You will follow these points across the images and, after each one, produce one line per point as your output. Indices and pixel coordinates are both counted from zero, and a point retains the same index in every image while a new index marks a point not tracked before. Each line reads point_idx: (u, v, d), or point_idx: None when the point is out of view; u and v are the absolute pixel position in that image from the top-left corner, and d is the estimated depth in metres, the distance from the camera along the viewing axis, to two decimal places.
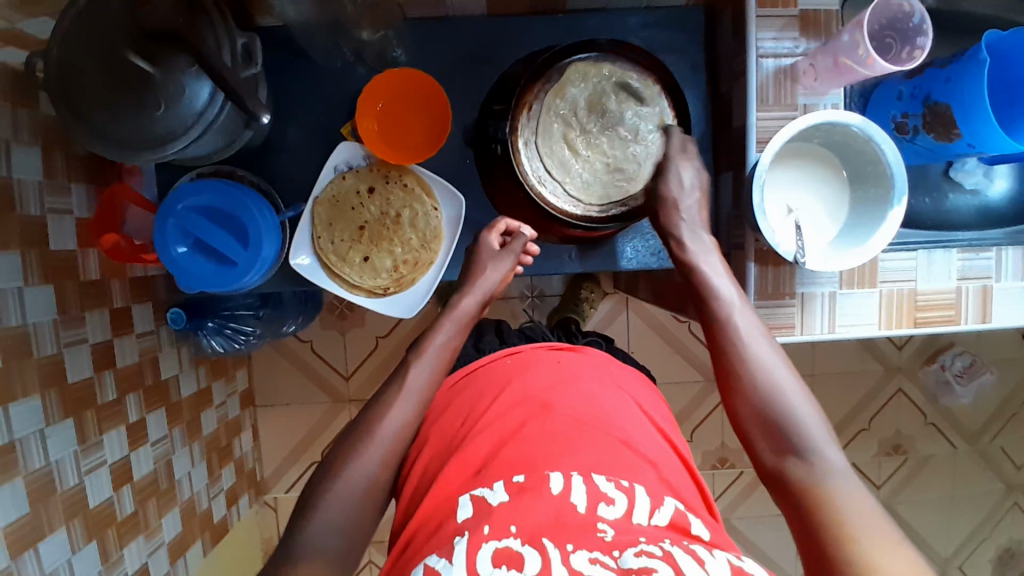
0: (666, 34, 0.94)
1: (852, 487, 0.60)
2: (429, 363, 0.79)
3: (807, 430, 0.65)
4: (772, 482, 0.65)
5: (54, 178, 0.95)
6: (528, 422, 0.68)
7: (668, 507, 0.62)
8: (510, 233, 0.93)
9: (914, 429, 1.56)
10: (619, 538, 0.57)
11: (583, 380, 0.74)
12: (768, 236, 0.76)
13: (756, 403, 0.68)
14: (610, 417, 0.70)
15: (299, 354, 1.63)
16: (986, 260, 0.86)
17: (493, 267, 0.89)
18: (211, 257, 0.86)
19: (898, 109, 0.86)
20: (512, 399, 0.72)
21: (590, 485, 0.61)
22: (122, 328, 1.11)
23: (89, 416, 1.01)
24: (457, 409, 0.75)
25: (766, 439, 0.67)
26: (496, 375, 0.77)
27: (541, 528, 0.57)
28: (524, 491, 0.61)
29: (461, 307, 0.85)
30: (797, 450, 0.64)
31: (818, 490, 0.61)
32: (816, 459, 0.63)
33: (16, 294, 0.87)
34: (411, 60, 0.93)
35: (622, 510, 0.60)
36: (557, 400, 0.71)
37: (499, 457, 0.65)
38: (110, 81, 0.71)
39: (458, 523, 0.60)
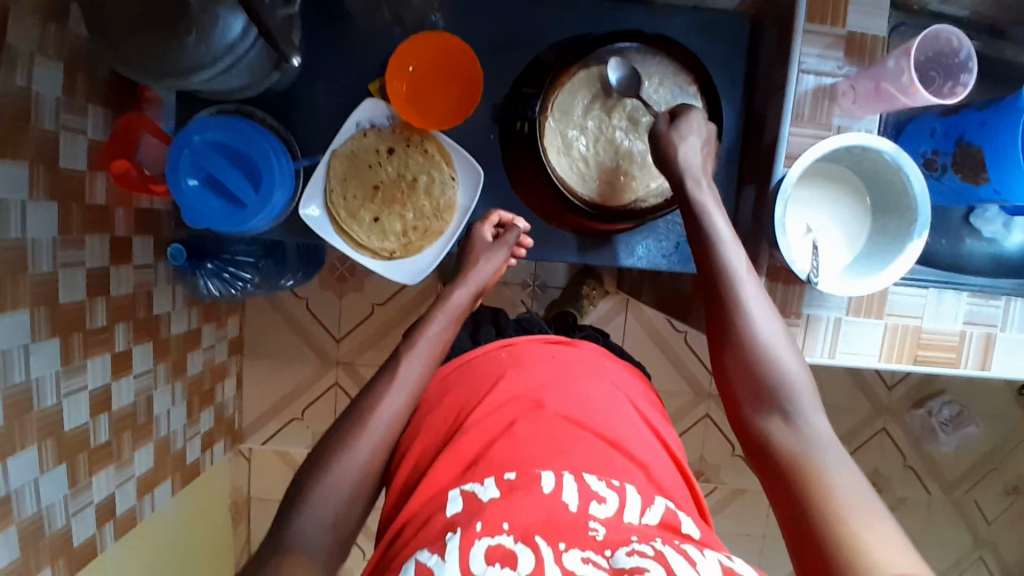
0: (709, 38, 0.92)
1: (837, 456, 0.60)
2: (423, 352, 0.78)
3: (795, 391, 0.65)
4: (755, 446, 0.66)
5: (73, 97, 0.94)
6: (520, 418, 0.68)
7: (659, 506, 0.62)
8: (502, 225, 0.92)
9: (892, 470, 1.56)
10: (610, 538, 0.57)
11: (577, 377, 0.74)
12: (784, 253, 0.75)
13: (751, 361, 0.67)
14: (601, 417, 0.69)
15: (294, 310, 1.62)
16: (994, 309, 0.86)
17: (485, 259, 0.88)
18: (221, 196, 0.85)
19: (928, 146, 0.85)
20: (505, 394, 0.71)
21: (582, 484, 0.61)
22: (121, 257, 1.10)
23: (75, 339, 1.00)
24: (452, 400, 0.74)
25: (753, 398, 0.67)
26: (489, 368, 0.76)
27: (533, 526, 0.56)
28: (515, 488, 0.60)
29: (454, 299, 0.85)
30: (783, 410, 0.65)
31: (801, 454, 0.61)
32: (804, 423, 0.64)
33: (19, 207, 0.86)
34: (450, 27, 0.92)
35: (613, 508, 0.60)
36: (549, 397, 0.70)
37: (490, 453, 0.64)
38: (144, 6, 0.70)
39: (447, 518, 0.60)
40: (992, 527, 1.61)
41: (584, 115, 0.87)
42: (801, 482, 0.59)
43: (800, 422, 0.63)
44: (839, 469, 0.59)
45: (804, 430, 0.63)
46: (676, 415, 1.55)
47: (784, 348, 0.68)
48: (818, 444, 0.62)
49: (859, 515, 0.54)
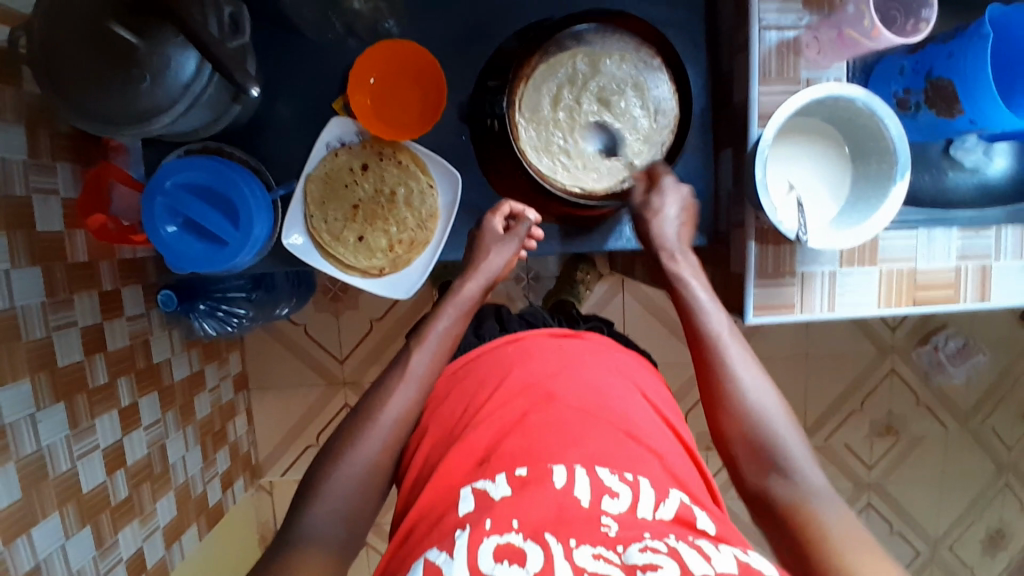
0: (666, 7, 0.91)
1: (838, 510, 0.64)
2: (430, 348, 0.78)
3: (787, 446, 0.69)
4: (758, 504, 0.68)
5: (38, 157, 0.93)
6: (531, 413, 0.67)
7: (674, 499, 0.62)
8: (513, 216, 0.90)
9: (906, 410, 1.57)
10: (623, 533, 0.56)
11: (585, 369, 0.74)
12: (769, 213, 0.74)
13: (743, 423, 0.71)
14: (613, 407, 0.69)
15: (293, 337, 1.62)
16: (986, 239, 0.86)
17: (496, 252, 0.87)
18: (201, 236, 0.84)
19: (899, 85, 0.84)
20: (513, 388, 0.71)
21: (594, 478, 0.61)
22: (112, 312, 1.09)
23: (80, 400, 1.00)
24: (459, 397, 0.74)
25: (751, 461, 0.70)
26: (497, 364, 0.76)
27: (544, 523, 0.56)
28: (527, 484, 0.60)
29: (463, 292, 0.84)
30: (778, 466, 0.68)
31: (804, 511, 0.64)
32: (799, 477, 0.67)
33: (2, 277, 0.85)
34: (405, 34, 0.91)
35: (625, 504, 0.59)
36: (560, 391, 0.70)
37: (501, 449, 0.64)
38: (92, 55, 0.69)
39: (458, 516, 0.59)
40: (1014, 452, 1.62)
41: (555, 106, 0.85)
42: (806, 540, 0.62)
43: (795, 476, 0.67)
44: (838, 520, 0.63)
45: (799, 483, 0.66)
46: (687, 386, 1.55)
47: (770, 402, 0.72)
48: (813, 497, 0.65)
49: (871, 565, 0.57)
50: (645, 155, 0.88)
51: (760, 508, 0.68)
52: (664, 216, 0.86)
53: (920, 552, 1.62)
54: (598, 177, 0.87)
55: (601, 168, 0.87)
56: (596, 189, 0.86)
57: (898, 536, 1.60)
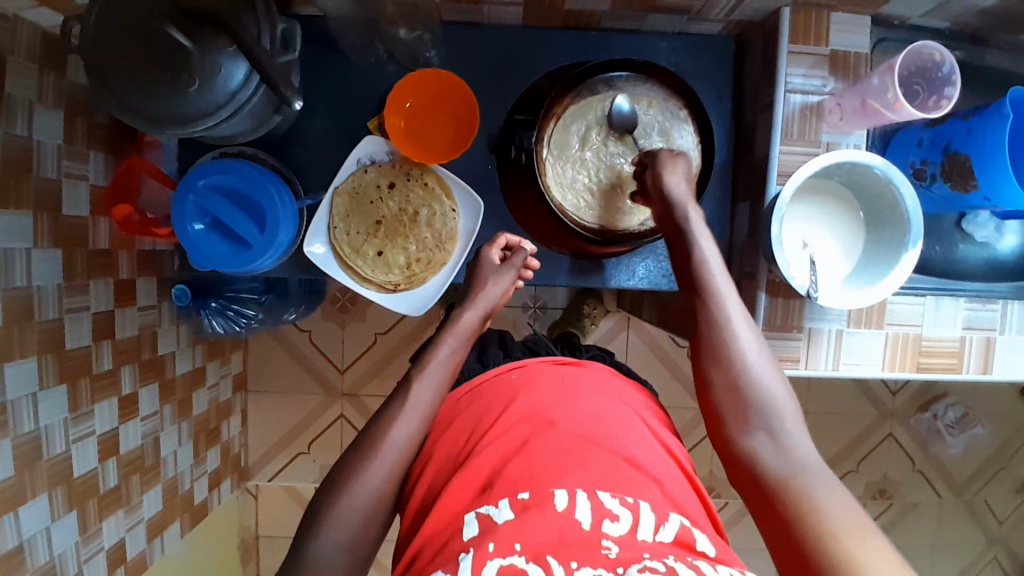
0: (695, 61, 0.95)
1: (826, 480, 0.63)
2: (433, 378, 0.79)
3: (779, 411, 0.68)
4: (737, 460, 0.68)
5: (73, 144, 0.96)
6: (532, 438, 0.68)
7: (673, 523, 0.62)
8: (511, 248, 0.93)
9: (901, 475, 1.56)
10: (624, 555, 0.57)
11: (587, 397, 0.74)
12: (782, 268, 0.76)
13: (736, 388, 0.69)
14: (613, 434, 0.70)
15: (296, 343, 1.63)
16: (992, 312, 0.87)
17: (495, 282, 0.89)
18: (226, 238, 0.86)
19: (917, 155, 0.87)
20: (516, 414, 0.72)
21: (595, 502, 0.61)
22: (125, 300, 1.11)
23: (83, 385, 1.01)
24: (462, 422, 0.75)
25: (739, 422, 0.68)
26: (501, 389, 0.77)
27: (545, 546, 0.58)
28: (529, 507, 0.61)
29: (462, 322, 0.85)
30: (768, 429, 0.67)
31: (791, 480, 0.64)
32: (789, 447, 0.66)
33: (24, 256, 0.87)
34: (443, 63, 0.94)
35: (627, 526, 0.60)
36: (561, 416, 0.71)
37: (504, 473, 0.65)
38: (144, 58, 0.72)
39: (464, 540, 0.61)
40: (1006, 528, 1.61)
41: (583, 145, 0.88)
42: (793, 510, 0.61)
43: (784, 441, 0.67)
44: (825, 488, 0.62)
45: (789, 449, 0.66)
46: (683, 430, 1.55)
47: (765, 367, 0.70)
48: (799, 462, 0.65)
49: (857, 542, 0.57)
50: None
51: (740, 465, 0.68)
52: (676, 177, 0.80)
53: None
54: (620, 217, 0.90)
55: (625, 208, 0.90)
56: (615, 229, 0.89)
57: None
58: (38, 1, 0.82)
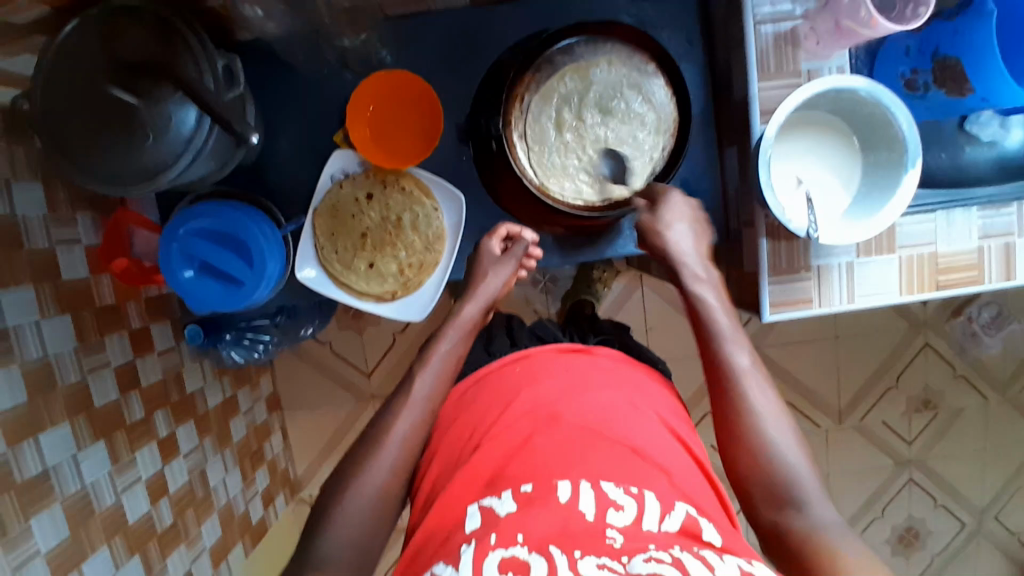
0: (658, 7, 0.90)
1: (851, 543, 0.61)
2: (434, 371, 0.80)
3: (805, 485, 0.67)
4: (771, 543, 0.66)
5: (58, 211, 0.96)
6: (536, 433, 0.69)
7: (679, 512, 0.61)
8: (512, 238, 0.92)
9: (943, 383, 1.53)
10: (627, 545, 0.56)
11: (593, 387, 0.74)
12: (779, 215, 0.73)
13: (758, 452, 0.69)
14: (617, 423, 0.70)
15: (319, 356, 1.65)
16: (1008, 217, 0.83)
17: (494, 273, 0.89)
18: (218, 278, 0.86)
19: (906, 66, 0.81)
20: (520, 410, 0.72)
21: (599, 492, 0.61)
22: (143, 348, 1.12)
23: (119, 437, 1.03)
24: (465, 420, 0.75)
25: (766, 497, 0.67)
26: (505, 383, 0.77)
27: (548, 537, 0.57)
28: (532, 501, 0.61)
29: (463, 315, 0.86)
30: (794, 502, 0.66)
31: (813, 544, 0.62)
32: (812, 510, 0.65)
33: (33, 328, 0.89)
34: (398, 60, 0.91)
35: (631, 516, 0.60)
36: (566, 409, 0.71)
37: (508, 470, 0.66)
38: (94, 122, 0.70)
39: (465, 534, 0.61)
40: None
41: (555, 125, 0.85)
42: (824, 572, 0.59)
43: (808, 510, 0.65)
44: (855, 549, 0.60)
45: (811, 515, 0.64)
46: None
47: (780, 423, 0.71)
48: (826, 529, 0.63)
49: None
50: (658, 152, 0.87)
51: (775, 547, 0.65)
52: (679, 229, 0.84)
53: (966, 526, 1.59)
54: (616, 185, 0.87)
55: (615, 174, 0.87)
56: (613, 198, 0.87)
57: (941, 510, 1.57)
58: None
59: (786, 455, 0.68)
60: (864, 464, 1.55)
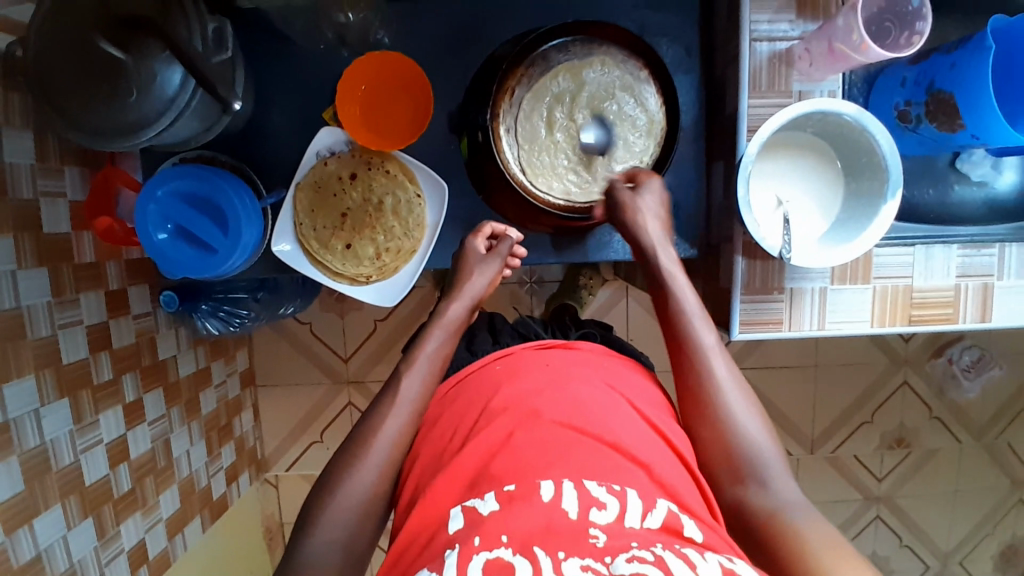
0: (660, 16, 0.90)
1: (810, 519, 0.63)
2: (420, 371, 0.78)
3: (766, 458, 0.69)
4: (729, 515, 0.68)
5: (47, 161, 0.96)
6: (517, 430, 0.67)
7: (660, 509, 0.61)
8: (495, 236, 0.92)
9: (918, 423, 1.52)
10: (611, 543, 0.56)
11: (574, 382, 0.73)
12: (751, 229, 0.72)
13: (722, 430, 0.71)
14: (598, 420, 0.68)
15: (299, 335, 1.64)
16: (988, 257, 0.83)
17: (479, 273, 0.88)
18: (193, 243, 0.85)
19: (901, 96, 0.81)
20: (501, 404, 0.71)
21: (581, 491, 0.60)
22: (118, 310, 1.12)
23: (85, 396, 1.03)
24: (447, 418, 0.75)
25: (729, 473, 0.69)
26: (487, 381, 0.76)
27: (532, 536, 0.57)
28: (514, 499, 0.60)
29: (449, 315, 0.85)
30: (756, 476, 0.67)
31: (777, 522, 0.64)
32: (775, 486, 0.67)
33: (10, 278, 0.89)
34: (395, 43, 0.90)
35: (613, 514, 0.59)
36: (546, 405, 0.70)
37: (490, 467, 0.64)
38: (80, 70, 0.70)
39: (448, 535, 0.60)
40: None
41: (546, 122, 0.84)
42: (782, 550, 0.61)
43: (769, 485, 0.67)
44: (813, 527, 0.62)
45: (772, 489, 0.66)
46: None
47: (740, 400, 0.72)
48: (786, 507, 0.65)
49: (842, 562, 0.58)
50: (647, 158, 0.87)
51: (736, 522, 0.67)
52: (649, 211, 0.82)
53: (928, 567, 1.59)
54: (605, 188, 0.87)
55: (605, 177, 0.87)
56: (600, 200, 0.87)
57: (906, 550, 1.57)
58: None
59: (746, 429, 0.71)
60: (833, 497, 1.54)
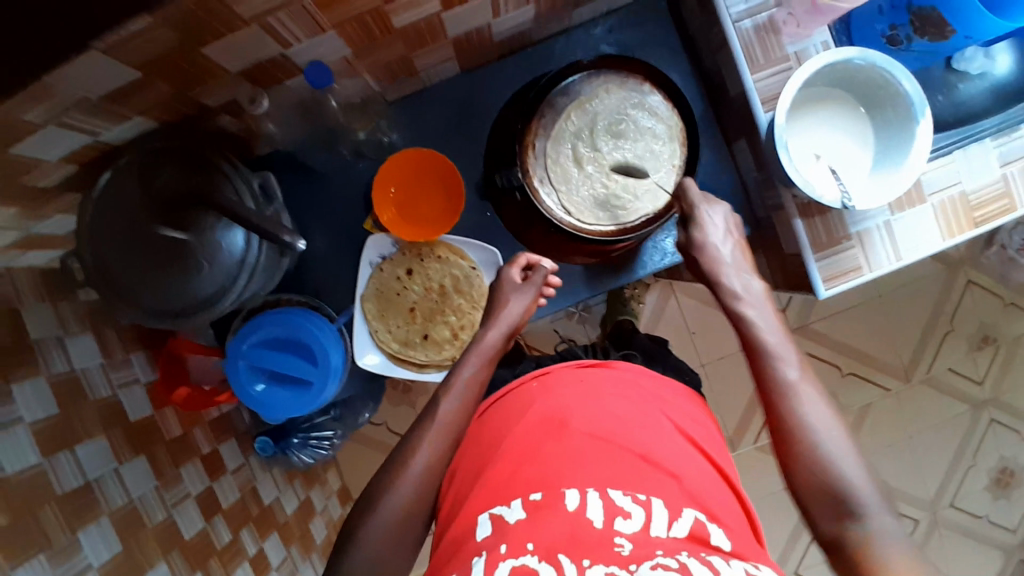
0: (634, 32, 0.95)
1: (910, 560, 0.58)
2: (457, 398, 0.79)
3: (857, 488, 0.62)
4: (827, 548, 0.62)
5: (113, 356, 0.96)
6: (547, 442, 0.68)
7: (687, 517, 0.61)
8: (530, 266, 0.93)
9: (997, 316, 1.51)
10: (636, 553, 0.57)
11: (607, 398, 0.73)
12: (807, 191, 0.75)
13: (823, 475, 0.63)
14: (634, 432, 0.69)
15: (378, 439, 1.65)
16: (1021, 139, 0.85)
17: (515, 298, 0.89)
18: (286, 383, 0.88)
19: (884, 23, 0.84)
20: (536, 420, 0.72)
21: (607, 501, 0.61)
22: (216, 471, 1.12)
23: (214, 564, 1.00)
24: (483, 434, 0.75)
25: (832, 512, 0.62)
26: (521, 399, 0.76)
27: (557, 544, 0.57)
28: (540, 509, 0.61)
29: (485, 340, 0.85)
30: (851, 511, 0.61)
31: (881, 568, 0.58)
32: (873, 521, 0.60)
33: (115, 476, 0.88)
34: (407, 139, 0.97)
35: (639, 523, 0.60)
36: (576, 417, 0.70)
37: (518, 478, 0.65)
38: (150, 261, 0.74)
39: (477, 542, 0.61)
40: None
41: (574, 160, 0.88)
42: None
43: (864, 516, 0.61)
44: (917, 573, 0.57)
45: (868, 524, 0.60)
46: None
47: (840, 441, 0.65)
48: (883, 542, 0.59)
49: None
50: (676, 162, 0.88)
51: (833, 555, 0.62)
52: (715, 228, 0.82)
53: None
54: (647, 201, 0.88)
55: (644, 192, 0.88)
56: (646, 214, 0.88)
57: None
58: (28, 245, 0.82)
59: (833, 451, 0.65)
60: (942, 415, 1.52)
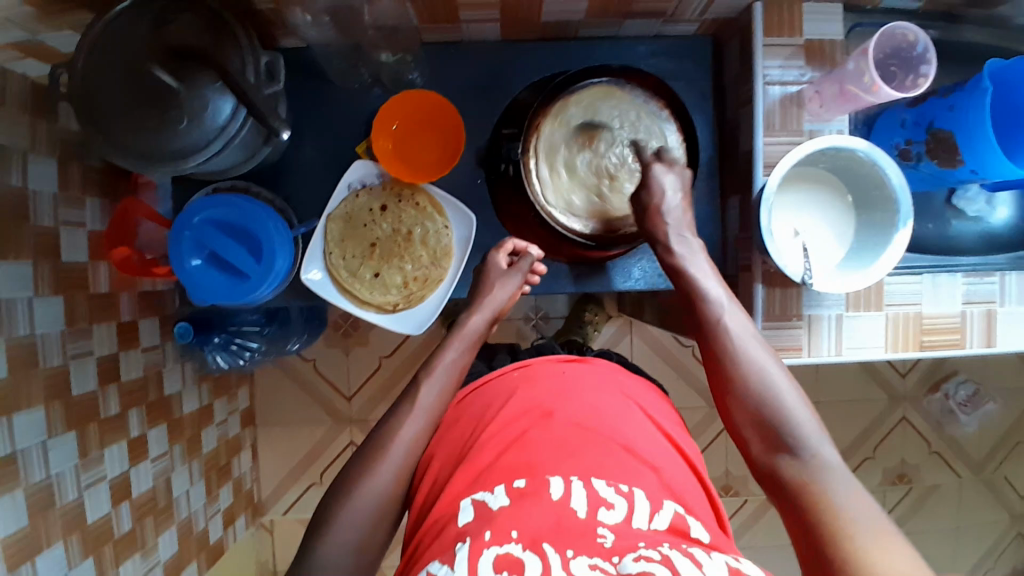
0: (672, 63, 0.97)
1: (846, 480, 0.64)
2: (439, 381, 0.81)
3: (800, 424, 0.69)
4: (767, 477, 0.69)
5: (69, 191, 0.95)
6: (529, 430, 0.72)
7: (668, 511, 0.65)
8: (517, 253, 0.93)
9: (919, 459, 1.55)
10: (619, 543, 0.60)
11: (583, 391, 0.77)
12: (775, 258, 0.77)
13: (760, 409, 0.71)
14: (611, 424, 0.73)
15: (302, 374, 1.63)
16: (990, 285, 0.88)
17: (500, 287, 0.90)
18: (225, 270, 0.87)
19: (901, 136, 0.89)
20: (514, 408, 0.75)
21: (590, 490, 0.64)
22: (128, 342, 1.08)
23: (92, 430, 0.97)
24: (466, 420, 0.79)
25: (766, 448, 0.70)
26: (503, 386, 0.80)
27: (541, 533, 0.60)
28: (525, 495, 0.64)
29: (468, 326, 0.86)
30: (790, 445, 0.68)
31: (806, 483, 0.65)
32: (810, 455, 0.67)
33: (25, 304, 0.86)
34: (427, 82, 0.97)
35: (621, 514, 0.63)
36: (558, 408, 0.74)
37: (501, 463, 0.68)
38: (132, 96, 0.73)
39: (459, 527, 0.63)
40: None
41: (568, 158, 0.89)
42: (814, 510, 0.62)
43: (804, 453, 0.67)
44: (845, 491, 0.62)
45: (807, 459, 0.66)
46: (697, 429, 1.55)
47: (780, 381, 0.72)
48: (822, 471, 0.65)
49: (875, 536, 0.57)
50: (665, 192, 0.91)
51: (770, 484, 0.69)
52: (670, 188, 0.85)
53: None
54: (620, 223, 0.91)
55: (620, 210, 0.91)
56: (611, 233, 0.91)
57: None
58: (24, 52, 0.82)
59: (788, 407, 0.70)
60: None
